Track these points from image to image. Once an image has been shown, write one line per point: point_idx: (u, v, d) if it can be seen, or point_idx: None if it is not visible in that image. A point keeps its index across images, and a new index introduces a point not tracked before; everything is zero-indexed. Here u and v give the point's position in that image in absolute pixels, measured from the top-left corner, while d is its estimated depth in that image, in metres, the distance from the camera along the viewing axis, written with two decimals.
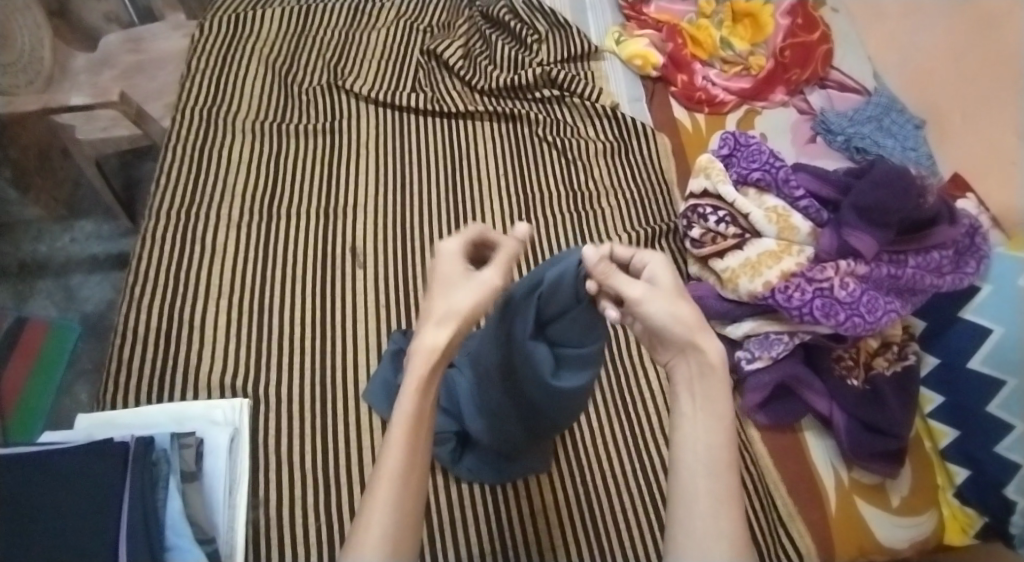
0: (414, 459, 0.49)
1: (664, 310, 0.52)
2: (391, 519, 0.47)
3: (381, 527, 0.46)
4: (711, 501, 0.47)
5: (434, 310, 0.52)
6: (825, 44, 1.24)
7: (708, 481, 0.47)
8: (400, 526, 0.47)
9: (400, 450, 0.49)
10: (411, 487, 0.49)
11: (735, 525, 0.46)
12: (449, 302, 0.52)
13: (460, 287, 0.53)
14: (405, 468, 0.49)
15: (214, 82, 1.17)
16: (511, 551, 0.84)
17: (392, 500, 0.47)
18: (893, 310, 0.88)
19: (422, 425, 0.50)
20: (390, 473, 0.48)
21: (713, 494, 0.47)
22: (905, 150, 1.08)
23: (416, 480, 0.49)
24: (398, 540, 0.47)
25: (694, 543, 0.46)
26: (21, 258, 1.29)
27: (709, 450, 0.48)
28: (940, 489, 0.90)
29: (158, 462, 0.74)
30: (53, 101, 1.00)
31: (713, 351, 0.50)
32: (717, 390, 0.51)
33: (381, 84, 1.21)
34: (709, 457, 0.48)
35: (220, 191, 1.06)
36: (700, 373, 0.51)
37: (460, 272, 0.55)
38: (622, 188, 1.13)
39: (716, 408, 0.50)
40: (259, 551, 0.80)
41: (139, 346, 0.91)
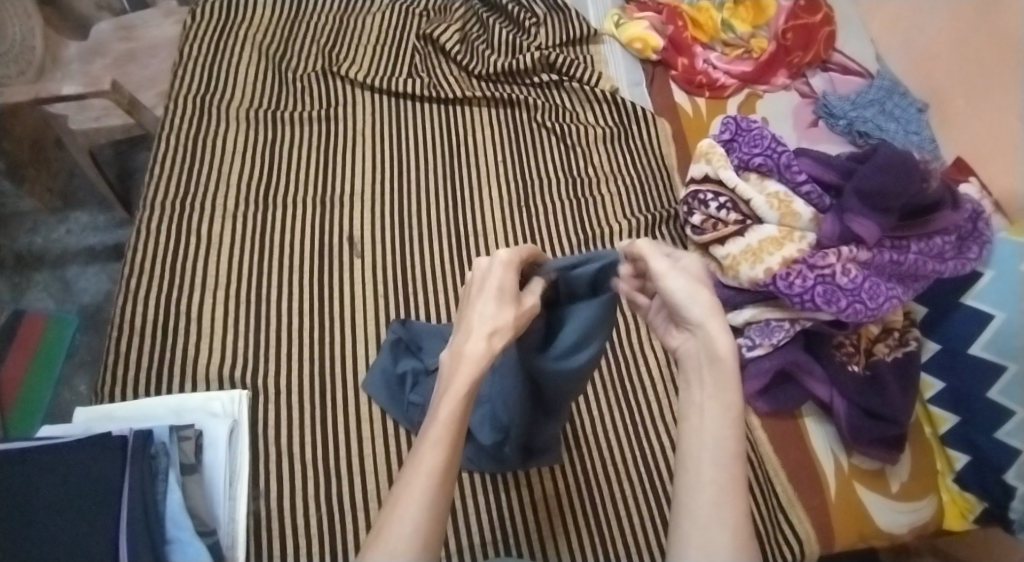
0: (451, 462, 0.47)
1: (682, 288, 0.52)
2: (424, 519, 0.45)
3: (407, 527, 0.44)
4: (715, 489, 0.46)
5: (487, 321, 0.51)
6: (827, 26, 1.22)
7: (715, 470, 0.46)
8: (431, 528, 0.45)
9: (436, 451, 0.47)
10: (445, 488, 0.47)
11: (738, 515, 0.45)
12: (495, 313, 0.51)
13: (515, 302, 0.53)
14: (444, 469, 0.47)
15: (206, 70, 1.15)
16: (513, 541, 0.84)
17: (422, 501, 0.45)
18: (894, 296, 0.88)
19: (462, 429, 0.49)
20: (425, 472, 0.46)
21: (717, 483, 0.46)
22: (907, 134, 1.07)
23: (451, 482, 0.47)
24: (427, 543, 0.45)
25: (695, 533, 0.44)
26: (17, 250, 1.28)
27: (716, 439, 0.47)
28: (940, 474, 0.90)
29: (157, 456, 0.75)
30: (44, 91, 0.99)
31: (720, 340, 0.50)
32: (728, 378, 0.49)
33: (377, 69, 1.19)
34: (714, 446, 0.47)
35: (216, 181, 1.05)
36: (710, 364, 0.50)
37: (512, 287, 0.53)
38: (622, 174, 1.12)
39: (726, 398, 0.49)
40: (260, 544, 0.80)
41: (136, 339, 0.91)
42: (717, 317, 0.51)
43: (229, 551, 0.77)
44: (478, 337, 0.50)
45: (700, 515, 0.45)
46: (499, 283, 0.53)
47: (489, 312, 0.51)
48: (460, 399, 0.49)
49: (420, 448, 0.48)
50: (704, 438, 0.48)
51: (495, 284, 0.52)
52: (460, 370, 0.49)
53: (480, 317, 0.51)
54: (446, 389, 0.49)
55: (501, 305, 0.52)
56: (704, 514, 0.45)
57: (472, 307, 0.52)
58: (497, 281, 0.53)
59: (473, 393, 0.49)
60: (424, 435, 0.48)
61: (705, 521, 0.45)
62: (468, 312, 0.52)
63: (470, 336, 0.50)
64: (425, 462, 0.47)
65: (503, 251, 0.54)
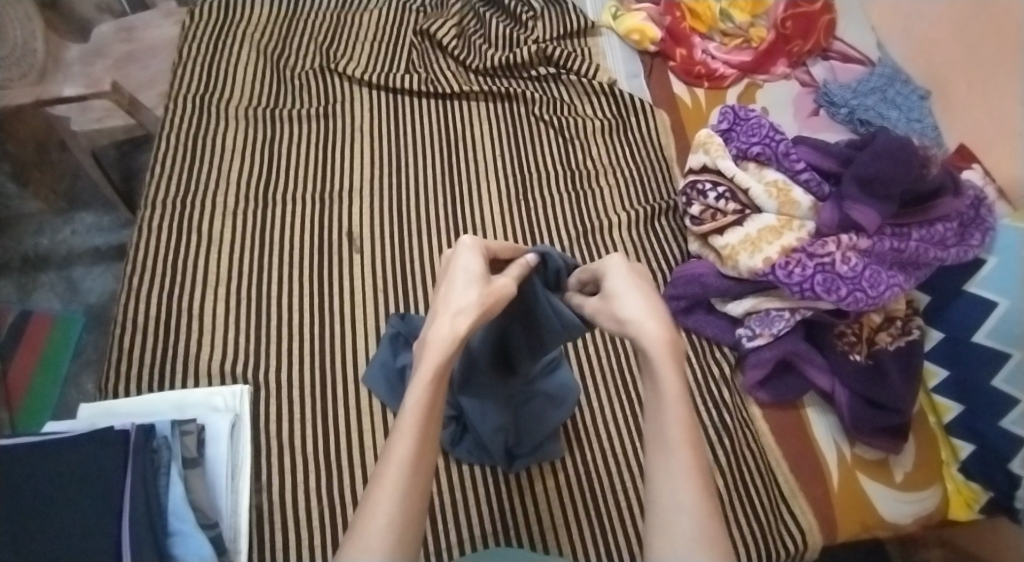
0: (426, 447, 0.49)
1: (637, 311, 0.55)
2: (398, 511, 0.46)
3: (386, 514, 0.46)
4: (671, 479, 0.46)
5: (452, 305, 0.54)
6: (827, 15, 1.21)
7: (666, 460, 0.47)
8: (406, 520, 0.46)
9: (410, 438, 0.49)
10: (420, 477, 0.48)
11: (695, 499, 0.45)
12: (459, 298, 0.55)
13: (482, 281, 0.57)
14: (415, 461, 0.48)
15: (206, 69, 1.16)
16: (515, 532, 0.84)
17: (399, 487, 0.47)
18: (895, 284, 0.87)
19: (433, 417, 0.50)
20: (398, 458, 0.48)
21: (673, 474, 0.47)
22: (910, 121, 1.06)
23: (425, 472, 0.49)
24: (403, 532, 0.46)
25: (660, 524, 0.45)
26: (23, 252, 1.29)
27: (665, 433, 0.48)
28: (945, 464, 0.90)
29: (159, 449, 0.76)
30: (45, 92, 1.00)
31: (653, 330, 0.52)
32: (666, 368, 0.50)
33: (375, 65, 1.20)
34: (664, 436, 0.48)
35: (215, 178, 1.06)
36: (647, 359, 0.52)
37: (478, 270, 0.58)
38: (620, 166, 1.12)
39: (664, 387, 0.50)
40: (264, 537, 0.81)
41: (139, 334, 0.92)
42: (655, 314, 0.54)
43: (232, 543, 0.78)
44: (445, 323, 0.53)
45: (663, 510, 0.46)
46: (464, 266, 0.58)
47: (453, 297, 0.55)
48: (428, 385, 0.51)
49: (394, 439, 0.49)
50: (662, 439, 0.48)
51: (459, 266, 0.58)
52: (428, 356, 0.52)
53: (445, 302, 0.55)
54: (416, 376, 0.52)
55: (468, 287, 0.56)
56: (668, 504, 0.46)
57: (451, 293, 0.56)
58: (460, 270, 0.58)
59: (440, 378, 0.52)
60: (397, 423, 0.50)
61: (670, 515, 0.45)
62: (438, 294, 0.57)
63: (436, 320, 0.54)
64: (400, 450, 0.48)
65: (467, 238, 0.61)
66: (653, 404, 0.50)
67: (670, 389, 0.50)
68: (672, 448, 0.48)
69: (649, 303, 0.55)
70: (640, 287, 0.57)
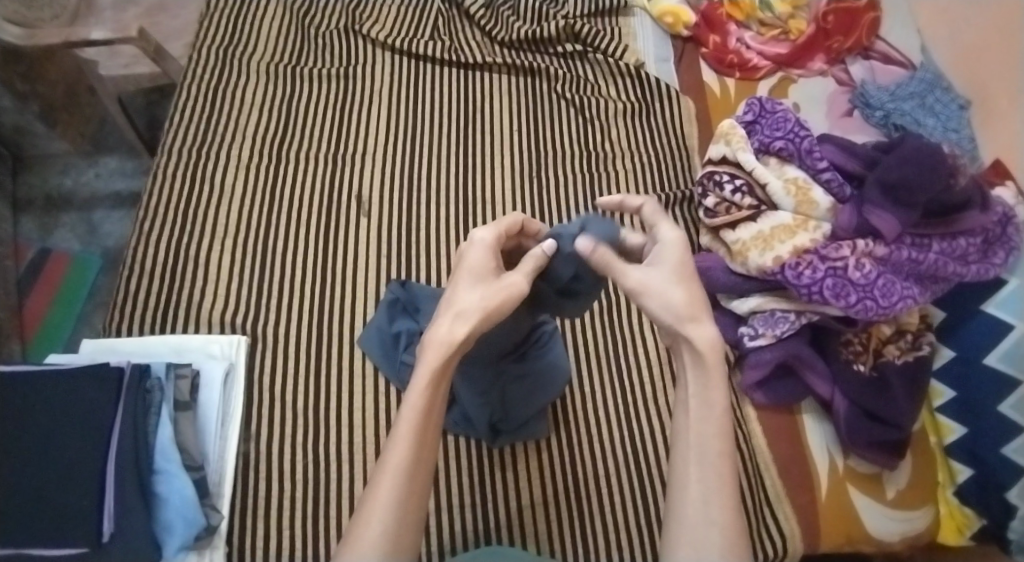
0: (419, 458, 0.51)
1: (658, 301, 0.53)
2: (392, 520, 0.49)
3: (381, 521, 0.49)
4: (702, 491, 0.50)
5: (457, 309, 0.53)
6: (871, 12, 1.15)
7: (701, 471, 0.50)
8: (400, 528, 0.49)
9: (405, 447, 0.50)
10: (415, 484, 0.51)
11: (723, 512, 0.49)
12: (465, 296, 0.53)
13: (490, 280, 0.55)
14: (411, 468, 0.50)
15: (232, 21, 1.16)
16: (493, 507, 0.85)
17: (394, 496, 0.49)
18: (909, 297, 0.84)
19: (429, 424, 0.52)
20: (394, 467, 0.50)
21: (705, 487, 0.50)
22: (946, 130, 1.01)
23: (420, 478, 0.51)
24: (396, 540, 0.49)
25: (686, 530, 0.49)
26: (47, 191, 1.31)
27: (701, 441, 0.51)
28: (941, 485, 0.88)
29: (152, 390, 0.77)
30: (74, 34, 1.00)
31: (701, 338, 0.52)
32: (713, 380, 0.52)
33: (399, 30, 1.18)
34: (698, 446, 0.51)
35: (232, 131, 1.06)
36: (693, 362, 0.53)
37: (486, 268, 0.55)
38: (639, 151, 1.09)
39: (710, 398, 0.52)
40: (249, 485, 0.83)
41: (146, 278, 0.93)
42: (702, 311, 0.53)
43: (217, 487, 0.80)
44: (445, 324, 0.52)
45: (688, 518, 0.49)
46: (470, 269, 0.55)
47: (457, 297, 0.53)
48: (424, 395, 0.51)
49: (389, 448, 0.51)
50: (699, 448, 0.51)
51: (465, 271, 0.55)
52: (422, 367, 0.52)
53: (450, 300, 0.53)
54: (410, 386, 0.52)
55: (475, 286, 0.54)
56: (690, 508, 0.49)
57: (459, 287, 0.54)
58: (470, 264, 0.55)
59: (436, 393, 0.52)
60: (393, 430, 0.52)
61: (697, 524, 0.49)
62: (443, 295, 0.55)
63: (437, 321, 0.53)
64: (394, 460, 0.50)
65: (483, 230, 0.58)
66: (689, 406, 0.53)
67: (716, 401, 0.51)
68: (707, 461, 0.50)
69: (687, 300, 0.53)
70: (681, 275, 0.55)
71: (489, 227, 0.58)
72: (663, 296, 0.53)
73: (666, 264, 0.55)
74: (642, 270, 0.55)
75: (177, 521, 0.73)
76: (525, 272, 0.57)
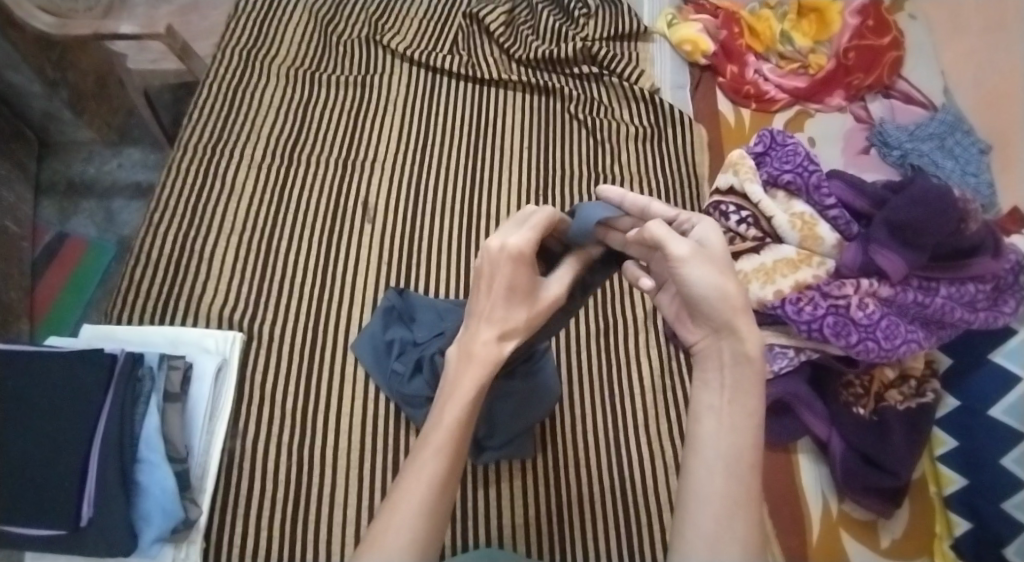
0: (455, 463, 0.48)
1: (706, 281, 0.47)
2: (421, 523, 0.45)
3: (407, 523, 0.45)
4: (727, 504, 0.42)
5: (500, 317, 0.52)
6: (893, 51, 1.14)
7: (726, 481, 0.43)
8: (428, 535, 0.45)
9: (441, 449, 0.48)
10: (447, 493, 0.47)
11: (748, 529, 0.42)
12: (509, 316, 0.52)
13: (533, 299, 0.53)
14: (445, 474, 0.47)
15: (259, 26, 1.19)
16: (472, 522, 0.84)
17: (425, 499, 0.46)
18: (913, 340, 0.82)
19: (467, 432, 0.49)
20: (428, 468, 0.47)
21: (733, 498, 0.42)
22: (965, 174, 0.99)
23: (453, 484, 0.48)
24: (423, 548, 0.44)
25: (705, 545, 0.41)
26: (70, 177, 1.35)
27: (732, 448, 0.44)
28: (937, 538, 0.83)
29: (143, 378, 0.78)
30: (103, 27, 1.03)
31: (751, 340, 0.46)
32: (749, 384, 0.46)
33: (420, 43, 1.20)
34: (727, 453, 0.43)
35: (248, 131, 1.08)
36: (731, 363, 0.47)
37: (525, 284, 0.53)
38: (649, 176, 1.09)
39: (743, 404, 0.45)
40: (232, 480, 0.83)
41: (150, 268, 0.95)
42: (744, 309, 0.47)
43: (199, 481, 0.81)
44: (489, 336, 0.51)
45: (708, 530, 0.42)
46: (509, 280, 0.52)
47: (499, 312, 0.52)
48: (466, 402, 0.49)
49: (422, 450, 0.48)
50: (728, 456, 0.43)
51: (502, 282, 0.52)
52: (468, 371, 0.50)
53: (492, 315, 0.52)
54: (452, 390, 0.50)
55: (518, 305, 0.53)
56: (711, 526, 0.42)
57: (500, 301, 0.52)
58: (508, 273, 0.52)
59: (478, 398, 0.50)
60: (425, 438, 0.49)
61: (716, 540, 0.41)
62: (479, 303, 0.52)
63: (482, 330, 0.51)
64: (429, 464, 0.47)
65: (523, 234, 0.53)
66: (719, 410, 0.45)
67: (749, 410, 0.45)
68: (736, 471, 0.43)
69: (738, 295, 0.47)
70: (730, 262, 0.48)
71: (530, 227, 0.53)
72: (714, 287, 0.47)
73: (716, 249, 0.49)
74: (686, 250, 0.48)
75: (155, 512, 0.73)
76: (563, 284, 0.56)
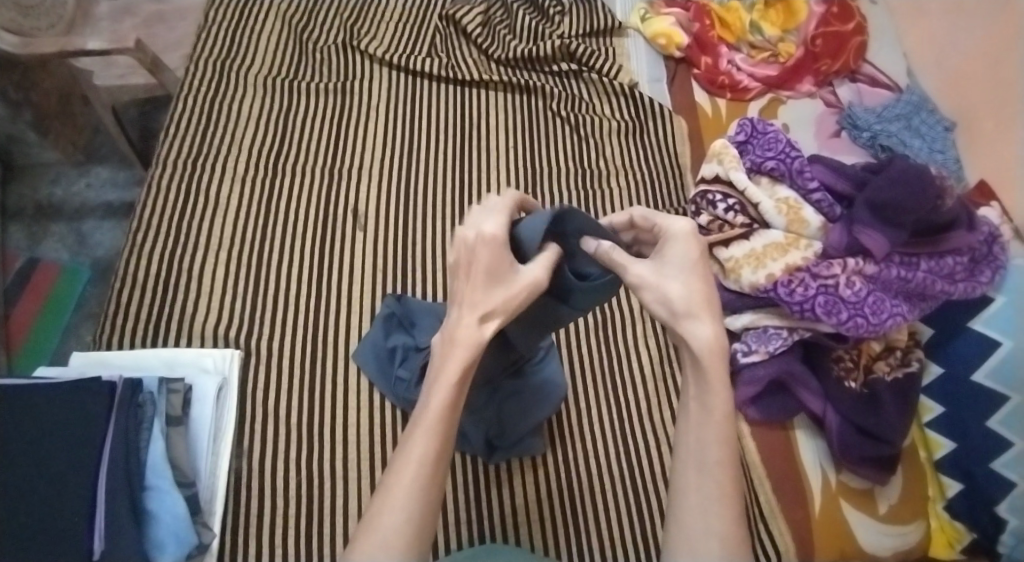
0: (444, 450, 0.47)
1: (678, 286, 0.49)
2: (415, 513, 0.45)
3: (402, 518, 0.44)
4: (702, 499, 0.47)
5: (477, 299, 0.50)
6: (859, 36, 1.18)
7: (701, 478, 0.47)
8: (422, 525, 0.45)
9: (428, 438, 0.46)
10: (438, 477, 0.47)
11: (725, 522, 0.46)
12: (487, 298, 0.50)
13: (509, 277, 0.51)
14: (434, 461, 0.46)
15: (231, 37, 1.17)
16: (487, 522, 0.85)
17: (416, 490, 0.45)
18: (899, 314, 0.85)
19: (455, 416, 0.48)
20: (417, 458, 0.46)
21: (706, 494, 0.47)
22: (932, 152, 1.03)
23: (442, 471, 0.47)
24: (417, 538, 0.44)
25: (685, 540, 0.46)
26: (37, 201, 1.30)
27: (702, 448, 0.48)
28: (930, 500, 0.88)
29: (143, 404, 0.76)
30: (70, 44, 1.00)
31: (706, 337, 0.48)
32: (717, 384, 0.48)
33: (397, 47, 1.19)
34: (700, 453, 0.48)
35: (229, 144, 1.06)
36: (695, 366, 0.49)
37: (502, 263, 0.51)
38: (633, 169, 1.11)
39: (710, 404, 0.48)
40: (241, 500, 0.82)
41: (138, 290, 0.92)
42: (701, 307, 0.49)
43: (208, 504, 0.79)
44: (471, 319, 0.49)
45: (688, 525, 0.47)
46: (485, 261, 0.51)
47: (481, 294, 0.50)
48: (452, 384, 0.48)
49: (411, 438, 0.47)
50: (700, 457, 0.48)
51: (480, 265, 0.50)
52: (452, 353, 0.48)
53: (469, 298, 0.50)
54: (438, 374, 0.48)
55: (494, 285, 0.50)
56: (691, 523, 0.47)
57: (471, 285, 0.50)
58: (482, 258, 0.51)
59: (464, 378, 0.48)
60: (416, 422, 0.47)
61: (695, 532, 0.46)
62: (458, 289, 0.51)
63: (460, 313, 0.49)
64: (418, 454, 0.46)
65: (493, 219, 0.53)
66: (693, 411, 0.49)
67: (716, 405, 0.48)
68: (707, 468, 0.47)
69: (703, 293, 0.49)
70: (698, 268, 0.51)
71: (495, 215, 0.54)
72: (679, 294, 0.49)
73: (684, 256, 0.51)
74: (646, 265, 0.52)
75: (169, 539, 0.72)
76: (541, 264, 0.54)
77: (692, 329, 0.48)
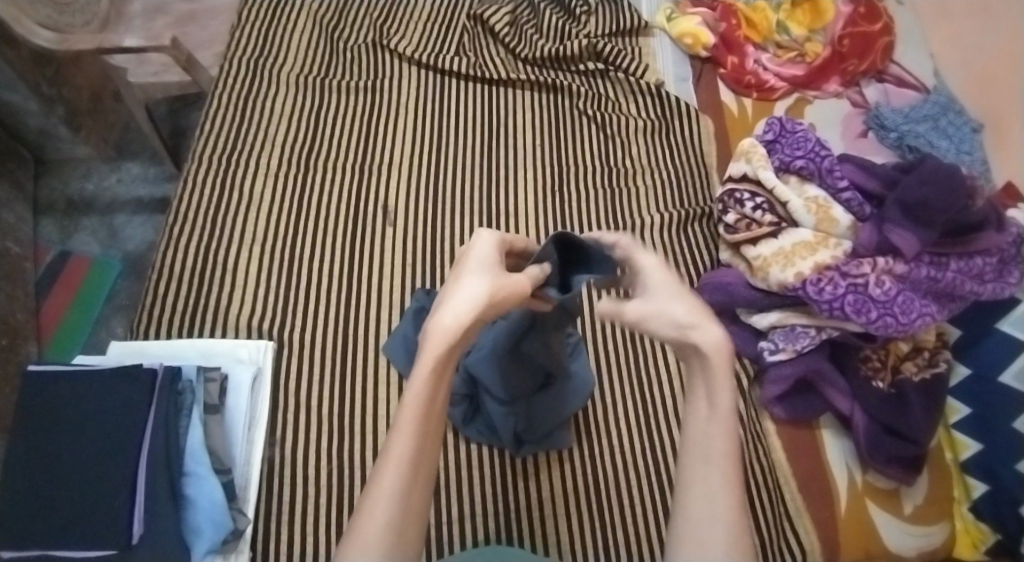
0: (426, 443, 0.47)
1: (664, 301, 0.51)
2: (398, 509, 0.45)
3: (385, 513, 0.45)
4: (707, 490, 0.46)
5: (460, 292, 0.48)
6: (886, 36, 1.18)
7: (706, 471, 0.46)
8: (405, 521, 0.45)
9: (409, 433, 0.46)
10: (422, 472, 0.47)
11: (728, 510, 0.45)
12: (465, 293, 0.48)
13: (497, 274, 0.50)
14: (416, 455, 0.47)
15: (263, 35, 1.18)
16: (515, 514, 0.85)
17: (398, 487, 0.46)
18: (928, 314, 0.85)
19: (437, 410, 0.48)
20: (398, 455, 0.46)
21: (710, 485, 0.46)
22: (959, 153, 1.01)
23: (426, 465, 0.47)
24: (400, 534, 0.45)
25: (692, 533, 0.45)
26: (69, 195, 1.32)
27: (708, 441, 0.47)
28: (956, 501, 0.88)
29: (183, 393, 0.78)
30: (108, 40, 1.02)
31: (707, 340, 0.48)
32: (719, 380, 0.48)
33: (425, 45, 1.20)
34: (705, 447, 0.47)
35: (261, 140, 1.08)
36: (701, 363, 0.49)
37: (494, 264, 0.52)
38: (658, 167, 1.11)
39: (715, 400, 0.47)
40: (273, 490, 0.83)
41: (173, 282, 0.94)
42: (704, 313, 0.49)
43: (242, 491, 0.81)
44: (452, 314, 0.46)
45: (692, 515, 0.45)
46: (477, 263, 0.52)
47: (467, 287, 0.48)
48: (427, 379, 0.47)
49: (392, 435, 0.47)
50: (705, 450, 0.47)
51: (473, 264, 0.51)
52: (431, 346, 0.47)
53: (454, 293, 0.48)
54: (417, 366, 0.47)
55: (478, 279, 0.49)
56: (696, 515, 0.45)
57: (459, 281, 0.49)
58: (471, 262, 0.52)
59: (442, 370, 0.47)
60: (397, 418, 0.47)
61: (701, 523, 0.45)
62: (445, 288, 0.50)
63: (441, 307, 0.47)
64: (399, 450, 0.46)
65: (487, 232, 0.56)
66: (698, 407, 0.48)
67: (722, 401, 0.47)
68: (711, 460, 0.46)
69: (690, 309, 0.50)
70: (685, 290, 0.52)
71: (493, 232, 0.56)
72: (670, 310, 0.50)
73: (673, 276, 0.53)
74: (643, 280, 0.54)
75: (205, 524, 0.74)
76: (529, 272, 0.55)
77: (701, 336, 0.48)
